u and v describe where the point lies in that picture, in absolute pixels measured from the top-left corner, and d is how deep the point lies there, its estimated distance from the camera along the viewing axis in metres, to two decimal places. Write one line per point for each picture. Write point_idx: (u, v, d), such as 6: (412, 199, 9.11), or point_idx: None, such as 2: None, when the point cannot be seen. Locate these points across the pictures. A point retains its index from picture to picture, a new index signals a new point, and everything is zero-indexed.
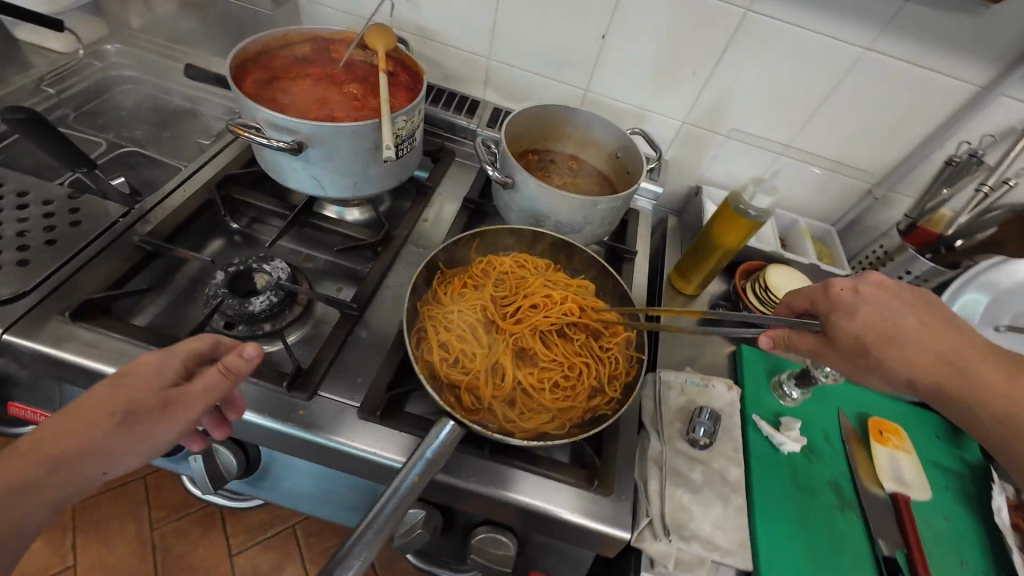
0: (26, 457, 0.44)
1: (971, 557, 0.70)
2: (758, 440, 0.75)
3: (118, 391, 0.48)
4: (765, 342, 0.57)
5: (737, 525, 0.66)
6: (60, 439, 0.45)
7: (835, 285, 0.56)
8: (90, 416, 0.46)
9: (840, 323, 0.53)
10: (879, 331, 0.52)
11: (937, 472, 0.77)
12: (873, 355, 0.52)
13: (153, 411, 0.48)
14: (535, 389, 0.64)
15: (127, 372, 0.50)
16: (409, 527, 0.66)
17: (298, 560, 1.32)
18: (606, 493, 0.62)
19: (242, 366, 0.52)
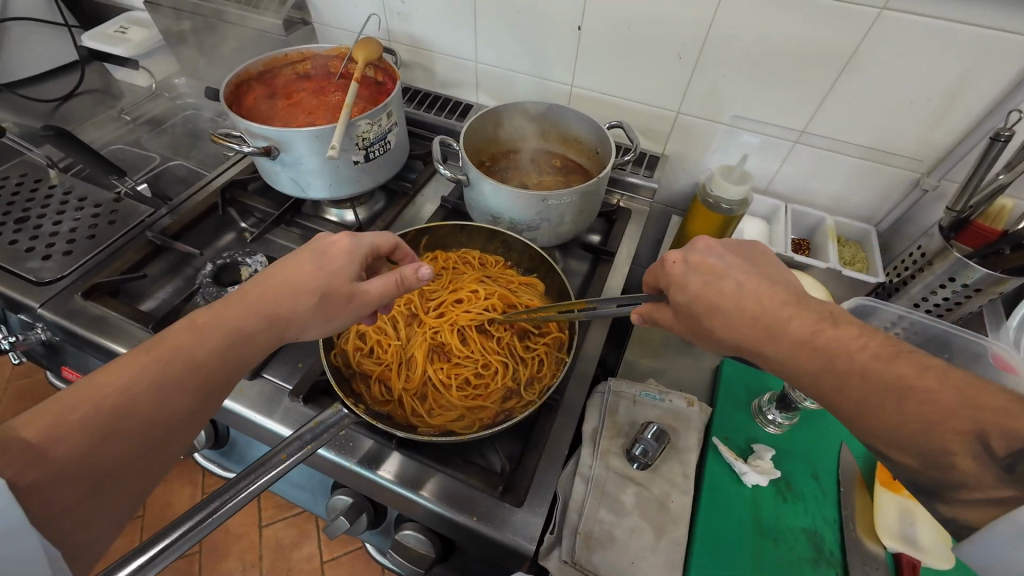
0: (236, 312, 0.48)
1: None
2: (718, 467, 0.65)
3: (307, 270, 0.52)
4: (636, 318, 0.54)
5: (667, 560, 0.57)
6: (272, 296, 0.50)
7: (666, 258, 0.52)
8: (292, 285, 0.51)
9: (675, 296, 0.50)
10: (711, 299, 0.47)
11: None
12: (704, 324, 0.48)
13: (343, 299, 0.53)
14: (444, 384, 0.64)
15: (327, 252, 0.54)
16: (332, 513, 0.69)
17: (316, 539, 1.38)
18: (512, 504, 0.59)
19: (413, 282, 0.56)
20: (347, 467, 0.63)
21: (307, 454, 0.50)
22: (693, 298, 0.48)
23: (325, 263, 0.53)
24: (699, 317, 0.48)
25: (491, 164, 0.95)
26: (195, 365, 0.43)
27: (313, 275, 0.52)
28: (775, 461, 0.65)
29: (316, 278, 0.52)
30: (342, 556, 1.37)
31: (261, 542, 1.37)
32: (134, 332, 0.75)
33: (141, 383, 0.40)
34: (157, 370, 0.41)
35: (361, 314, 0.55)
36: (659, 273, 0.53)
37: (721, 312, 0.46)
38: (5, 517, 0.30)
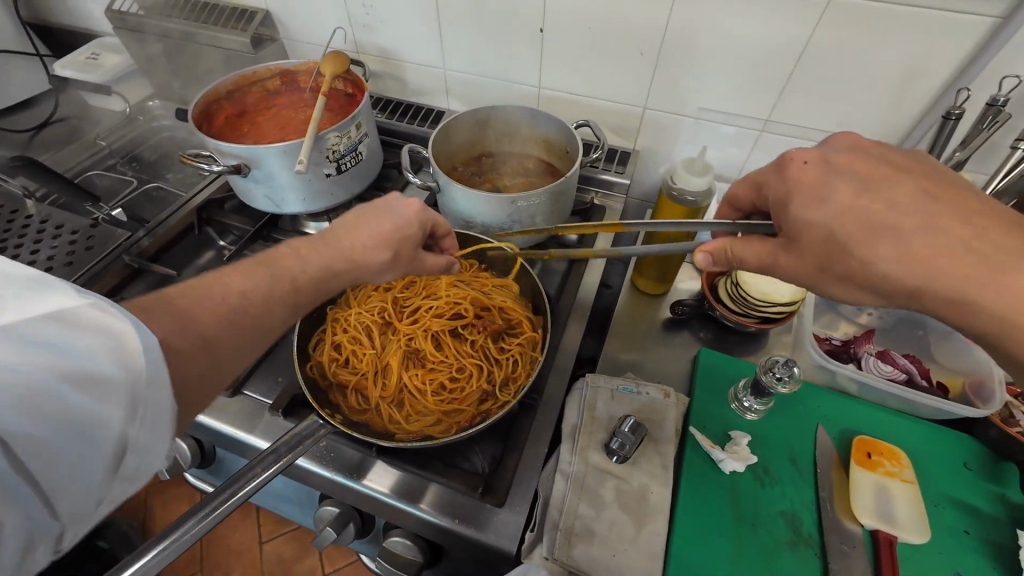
0: (315, 250, 0.50)
1: None
2: (696, 457, 0.65)
3: (387, 228, 0.55)
4: (704, 256, 0.51)
5: (649, 551, 0.57)
6: (351, 241, 0.53)
7: (795, 159, 0.49)
8: (368, 238, 0.54)
9: (808, 212, 0.46)
10: (862, 219, 0.44)
11: (949, 511, 0.61)
12: (857, 252, 0.44)
13: (406, 260, 0.57)
14: (420, 390, 0.64)
15: (403, 212, 0.57)
16: (320, 524, 0.69)
17: (316, 555, 1.37)
18: (493, 505, 0.59)
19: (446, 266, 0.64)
20: (329, 477, 0.64)
21: (285, 465, 0.51)
22: (839, 214, 0.45)
23: (404, 223, 0.56)
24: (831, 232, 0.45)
25: (464, 169, 0.96)
26: (291, 292, 0.46)
27: (392, 234, 0.55)
28: (752, 447, 0.66)
29: (390, 235, 0.55)
30: (343, 568, 1.36)
31: (261, 558, 1.36)
32: None
33: (240, 298, 0.42)
34: (248, 287, 0.43)
35: (404, 273, 0.60)
36: (780, 185, 0.50)
37: (895, 234, 0.43)
38: (162, 390, 0.33)
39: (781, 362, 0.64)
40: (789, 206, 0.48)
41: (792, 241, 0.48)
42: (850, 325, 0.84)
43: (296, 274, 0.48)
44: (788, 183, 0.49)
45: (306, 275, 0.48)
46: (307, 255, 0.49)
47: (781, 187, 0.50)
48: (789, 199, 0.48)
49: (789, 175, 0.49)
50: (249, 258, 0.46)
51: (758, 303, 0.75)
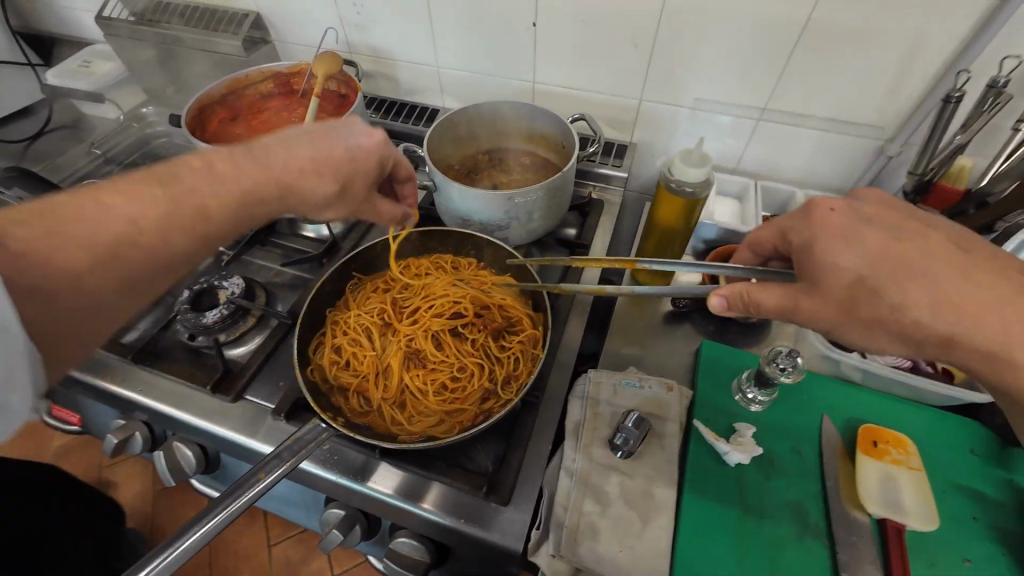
0: (242, 178, 0.48)
1: None
2: (700, 449, 0.65)
3: (335, 162, 0.54)
4: (716, 299, 0.52)
5: (655, 546, 0.57)
6: (294, 178, 0.51)
7: (824, 204, 0.48)
8: (313, 174, 0.52)
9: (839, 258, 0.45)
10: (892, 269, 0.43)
11: (956, 497, 0.61)
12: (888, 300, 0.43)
13: (351, 202, 0.57)
14: (422, 390, 0.64)
15: (357, 152, 0.56)
16: (326, 526, 0.69)
17: (324, 556, 1.38)
18: (497, 503, 0.59)
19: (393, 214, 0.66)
20: (333, 480, 0.64)
21: (287, 469, 0.50)
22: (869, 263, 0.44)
23: (359, 154, 0.56)
24: (860, 278, 0.44)
25: (460, 167, 0.95)
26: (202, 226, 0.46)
27: (340, 167, 0.54)
28: (756, 439, 0.65)
29: (336, 170, 0.54)
30: (352, 568, 1.37)
31: (270, 561, 1.37)
32: (113, 363, 0.76)
33: (129, 225, 0.42)
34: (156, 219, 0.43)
35: (352, 211, 0.60)
36: (805, 230, 0.48)
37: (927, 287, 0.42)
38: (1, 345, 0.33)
39: (784, 353, 0.63)
40: (815, 250, 0.47)
41: (815, 284, 0.46)
42: None
43: (203, 198, 0.46)
44: (813, 228, 0.47)
45: (216, 199, 0.46)
46: (231, 183, 0.48)
47: (805, 232, 0.48)
48: (815, 243, 0.47)
49: (816, 221, 0.48)
50: (151, 173, 0.45)
51: None
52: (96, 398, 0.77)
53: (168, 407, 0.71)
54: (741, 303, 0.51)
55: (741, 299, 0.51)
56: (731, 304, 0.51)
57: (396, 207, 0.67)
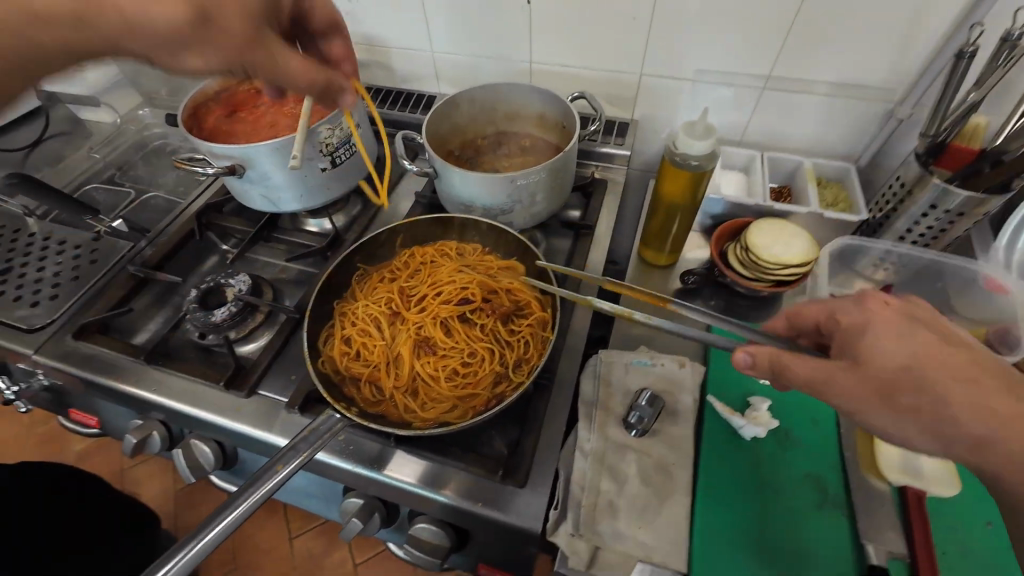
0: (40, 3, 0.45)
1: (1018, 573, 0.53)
2: (715, 425, 0.65)
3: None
4: (744, 354, 0.49)
5: (674, 522, 0.57)
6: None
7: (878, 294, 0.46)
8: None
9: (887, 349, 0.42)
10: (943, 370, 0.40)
11: None
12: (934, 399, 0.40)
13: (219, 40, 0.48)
14: (433, 377, 0.63)
15: None
16: (345, 515, 0.70)
17: (344, 546, 1.40)
18: (514, 486, 0.59)
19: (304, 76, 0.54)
20: (349, 470, 0.64)
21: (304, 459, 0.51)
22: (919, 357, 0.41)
23: None
24: (904, 370, 0.41)
25: (460, 153, 0.93)
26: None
27: None
28: (771, 411, 0.65)
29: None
30: (373, 557, 1.39)
31: (292, 553, 1.39)
32: (127, 364, 0.77)
33: None
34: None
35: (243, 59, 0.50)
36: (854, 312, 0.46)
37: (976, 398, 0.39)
38: None
39: None
40: (864, 334, 0.44)
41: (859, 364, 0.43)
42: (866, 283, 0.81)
43: None
44: (867, 313, 0.45)
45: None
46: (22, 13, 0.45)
47: (857, 315, 0.46)
48: (865, 336, 0.44)
49: (869, 312, 0.45)
50: None
51: (770, 266, 0.73)
52: (112, 399, 0.78)
53: (183, 406, 0.72)
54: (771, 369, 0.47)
55: (773, 363, 0.48)
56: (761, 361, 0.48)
57: (319, 72, 0.55)
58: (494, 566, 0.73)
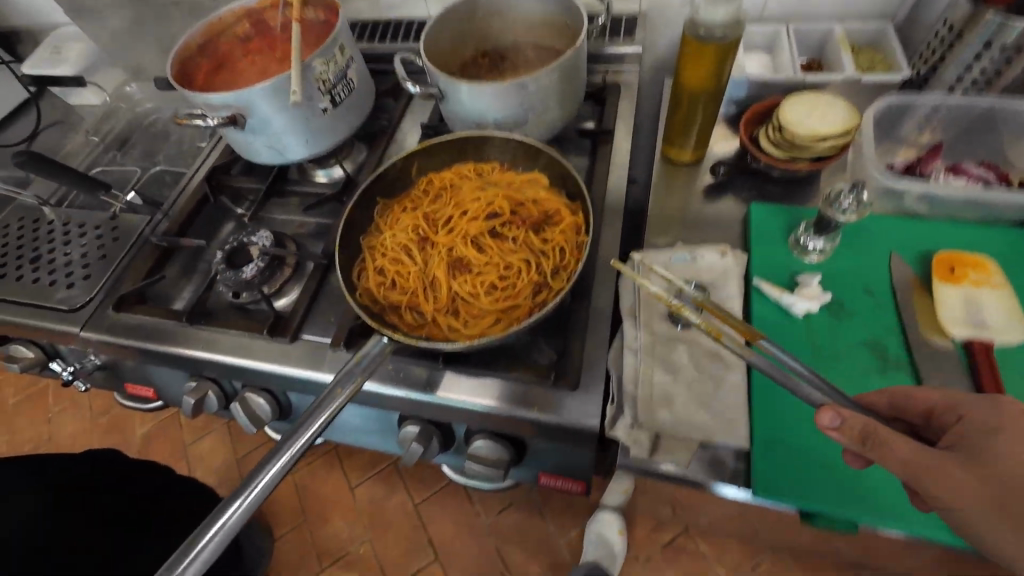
0: None
1: None
2: (765, 307, 0.63)
3: None
4: (833, 414, 0.43)
5: (731, 403, 0.58)
6: None
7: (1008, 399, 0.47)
8: None
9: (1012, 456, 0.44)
10: None
11: None
12: None
13: None
14: (472, 294, 0.62)
15: None
16: (405, 441, 0.72)
17: (403, 489, 1.47)
18: (568, 389, 0.60)
19: None
20: (404, 396, 0.66)
21: (355, 390, 0.52)
22: None
23: None
24: None
25: (463, 74, 0.88)
26: None
27: None
28: (822, 286, 0.63)
29: None
30: (431, 494, 1.46)
31: (356, 500, 1.47)
32: (172, 329, 0.78)
33: None
34: None
35: None
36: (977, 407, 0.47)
37: None
38: None
39: (846, 190, 0.58)
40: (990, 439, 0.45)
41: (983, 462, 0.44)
42: (912, 149, 0.76)
43: None
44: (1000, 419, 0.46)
45: None
46: None
47: (987, 416, 0.47)
48: (986, 440, 0.46)
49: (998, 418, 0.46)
50: None
51: (807, 141, 0.68)
52: (164, 365, 0.81)
53: (233, 359, 0.74)
54: (872, 443, 0.43)
55: (868, 437, 0.43)
56: (852, 425, 0.42)
57: None
58: (553, 474, 0.76)
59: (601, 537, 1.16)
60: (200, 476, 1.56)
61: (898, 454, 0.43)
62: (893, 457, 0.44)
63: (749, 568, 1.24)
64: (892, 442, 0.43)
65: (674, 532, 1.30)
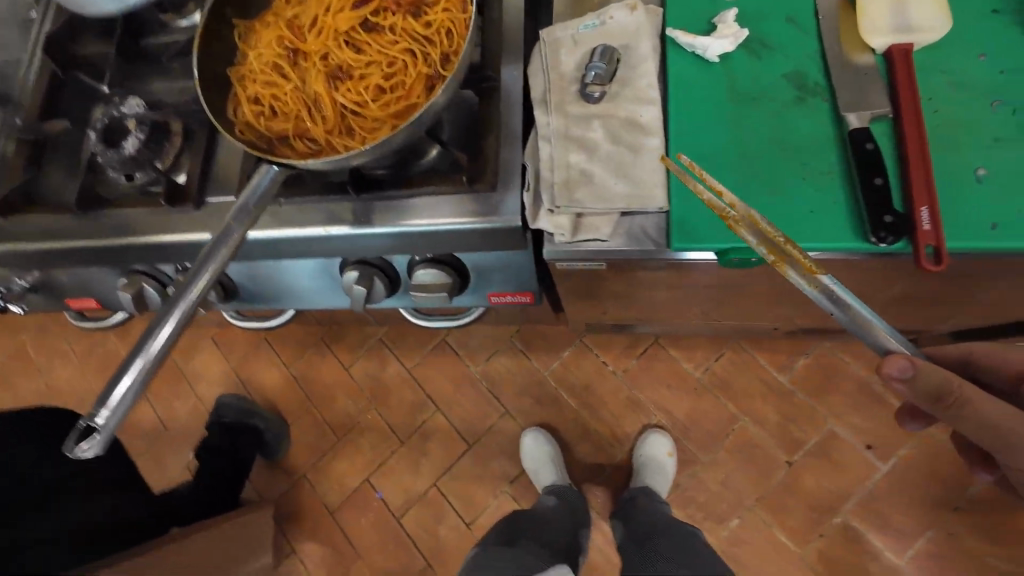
0: None
1: (1005, 93, 0.56)
2: (683, 62, 0.61)
3: None
4: (907, 362, 0.46)
5: (652, 167, 0.58)
6: None
7: None
8: None
9: None
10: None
11: (962, 9, 0.59)
12: None
13: None
14: (360, 103, 0.56)
15: None
16: (348, 286, 0.71)
17: (395, 360, 1.54)
18: (486, 190, 0.58)
19: None
20: (324, 237, 0.64)
21: (243, 235, 0.50)
22: None
23: None
24: None
25: None
26: None
27: None
28: (739, 23, 0.60)
29: None
30: (423, 358, 1.53)
31: (355, 378, 1.54)
32: (73, 224, 0.73)
33: None
34: None
35: None
36: None
37: None
38: None
39: None
40: None
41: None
42: None
43: None
44: None
45: None
46: None
47: None
48: None
49: None
50: None
51: None
52: (84, 265, 0.78)
53: (154, 239, 0.71)
54: (953, 402, 0.48)
55: (943, 391, 0.48)
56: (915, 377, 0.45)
57: None
58: (501, 293, 0.78)
59: (653, 458, 1.28)
60: (204, 389, 1.60)
61: (982, 414, 0.47)
62: (973, 415, 0.47)
63: (715, 358, 1.36)
64: (976, 403, 0.47)
65: (646, 343, 1.41)
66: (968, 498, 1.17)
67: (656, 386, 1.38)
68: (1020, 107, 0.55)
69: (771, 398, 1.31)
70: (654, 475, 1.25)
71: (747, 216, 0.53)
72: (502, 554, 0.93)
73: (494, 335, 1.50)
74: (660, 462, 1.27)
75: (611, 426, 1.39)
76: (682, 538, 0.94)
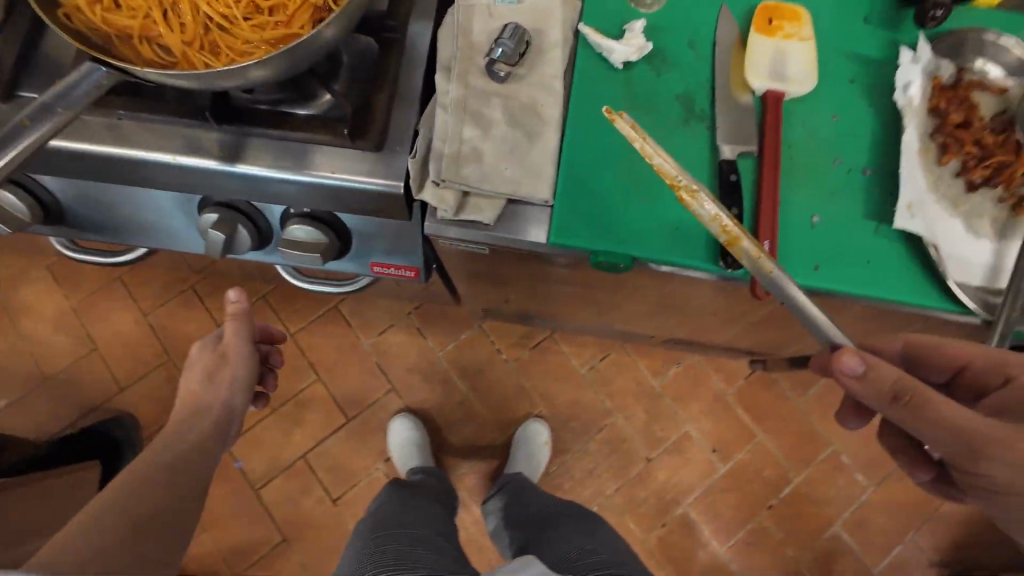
0: None
1: (850, 153, 0.64)
2: (589, 60, 0.62)
3: None
4: (857, 358, 0.48)
5: (542, 158, 0.58)
6: None
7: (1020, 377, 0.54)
8: None
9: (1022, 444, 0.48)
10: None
11: (830, 70, 0.66)
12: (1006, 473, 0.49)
13: None
14: (229, 18, 0.48)
15: None
16: (205, 230, 0.64)
17: (278, 322, 1.41)
18: (369, 148, 0.54)
19: None
20: (171, 164, 0.56)
21: (46, 135, 0.43)
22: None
23: None
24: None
25: None
26: None
27: None
28: (646, 36, 0.63)
29: None
30: (310, 324, 1.42)
31: None
32: None
33: None
34: None
35: None
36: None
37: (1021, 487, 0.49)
38: None
39: None
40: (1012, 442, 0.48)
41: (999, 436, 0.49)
42: None
43: None
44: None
45: None
46: None
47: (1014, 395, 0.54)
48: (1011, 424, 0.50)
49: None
50: None
51: None
52: None
53: None
54: (908, 401, 0.49)
55: (897, 390, 0.49)
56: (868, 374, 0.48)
57: None
58: (384, 263, 0.73)
59: (530, 444, 1.32)
60: (29, 329, 1.33)
61: (940, 416, 0.48)
62: (933, 419, 0.48)
63: (599, 358, 1.44)
64: (935, 404, 0.48)
65: (539, 337, 1.44)
66: (782, 499, 1.36)
67: (543, 377, 1.42)
68: (859, 168, 0.63)
69: (643, 400, 1.42)
70: (527, 460, 1.30)
71: (694, 187, 0.48)
72: (412, 514, 0.87)
73: (391, 310, 1.43)
74: (536, 452, 1.32)
75: (495, 412, 1.41)
76: (584, 522, 0.94)
